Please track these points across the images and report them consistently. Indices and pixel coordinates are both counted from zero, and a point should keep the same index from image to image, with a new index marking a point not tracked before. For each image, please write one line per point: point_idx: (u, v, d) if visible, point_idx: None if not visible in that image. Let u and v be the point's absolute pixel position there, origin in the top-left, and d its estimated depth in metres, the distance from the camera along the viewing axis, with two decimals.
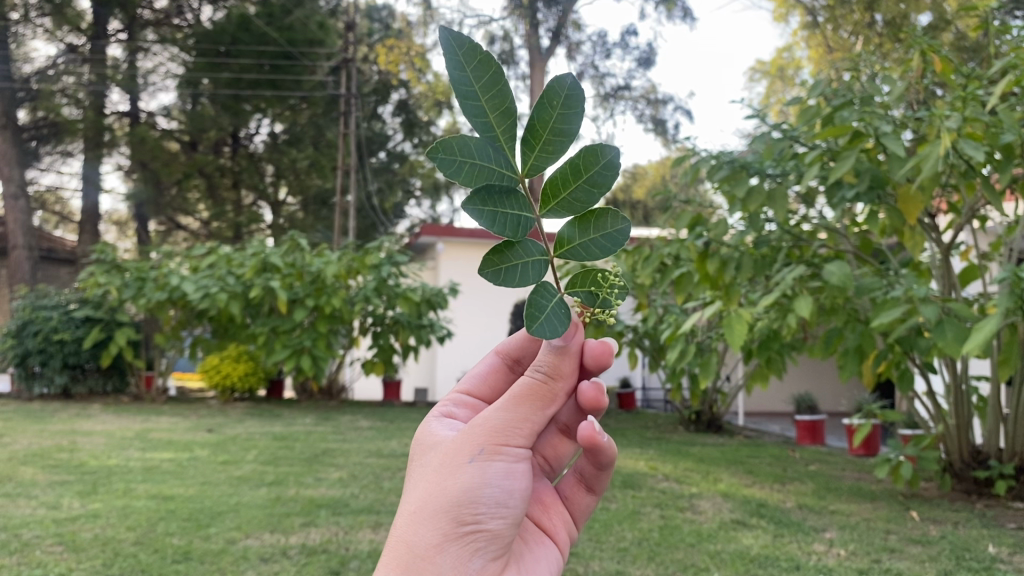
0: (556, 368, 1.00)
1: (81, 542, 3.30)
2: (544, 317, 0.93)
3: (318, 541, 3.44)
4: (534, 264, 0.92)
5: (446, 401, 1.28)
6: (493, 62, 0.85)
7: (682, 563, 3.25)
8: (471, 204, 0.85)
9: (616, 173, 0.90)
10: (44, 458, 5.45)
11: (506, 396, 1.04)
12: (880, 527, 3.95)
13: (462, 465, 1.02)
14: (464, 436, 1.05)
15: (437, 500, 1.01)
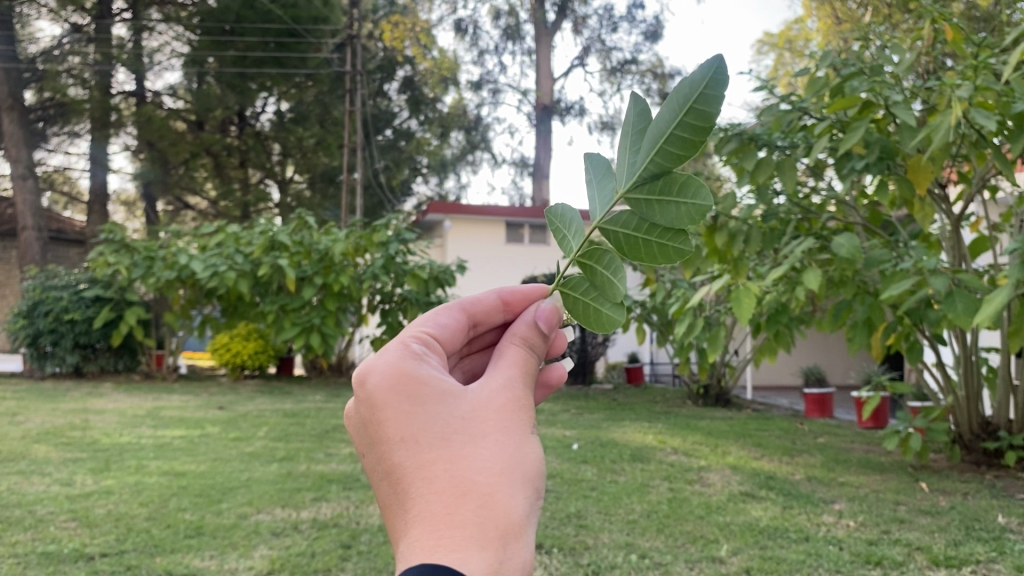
0: (535, 343, 0.91)
1: (95, 517, 3.33)
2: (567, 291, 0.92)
3: (329, 515, 3.47)
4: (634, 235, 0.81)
5: (401, 337, 0.87)
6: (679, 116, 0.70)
7: (691, 534, 3.26)
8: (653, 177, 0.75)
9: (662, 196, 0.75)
10: (58, 435, 5.50)
11: (522, 366, 0.87)
12: (890, 498, 3.95)
13: (531, 432, 0.81)
14: (507, 393, 0.83)
15: (521, 470, 0.78)
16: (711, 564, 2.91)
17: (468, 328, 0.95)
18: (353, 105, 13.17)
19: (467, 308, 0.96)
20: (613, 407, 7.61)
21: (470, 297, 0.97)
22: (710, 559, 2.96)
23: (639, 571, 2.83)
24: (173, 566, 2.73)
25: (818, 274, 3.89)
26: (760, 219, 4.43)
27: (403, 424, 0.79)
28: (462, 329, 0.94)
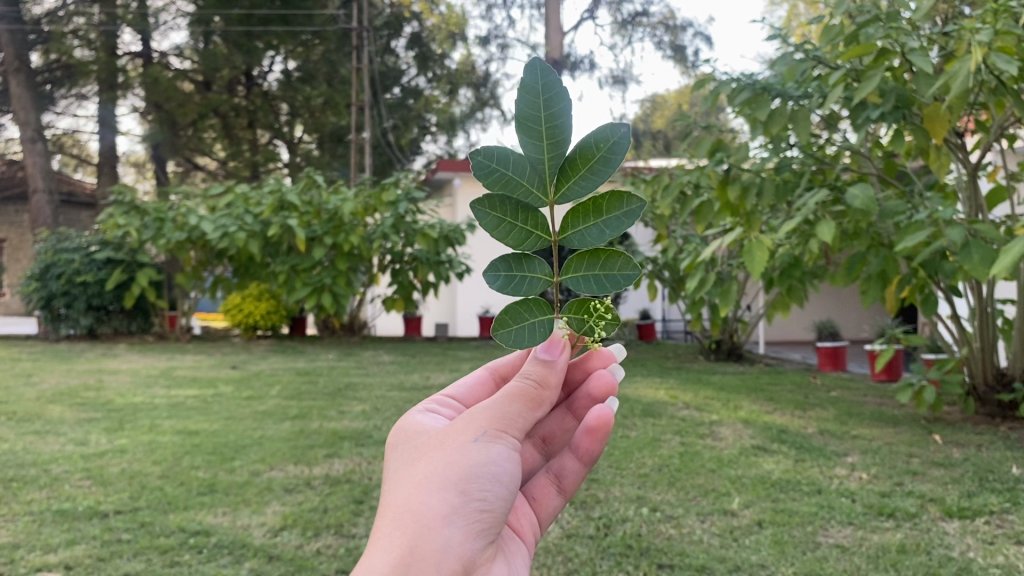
0: (545, 376, 1.17)
1: (109, 476, 3.36)
2: (517, 325, 1.11)
3: (342, 471, 3.48)
4: (594, 231, 1.06)
5: (432, 401, 1.43)
6: (563, 123, 1.01)
7: (703, 488, 3.26)
8: (567, 183, 1.03)
9: (591, 182, 1.03)
10: (72, 396, 5.55)
11: (503, 394, 1.19)
12: (903, 451, 3.94)
13: (467, 443, 1.16)
14: (467, 421, 1.19)
15: (443, 475, 1.14)
16: (723, 516, 2.90)
17: (496, 383, 1.47)
18: (360, 62, 13.00)
19: (493, 367, 1.47)
20: (625, 362, 7.59)
21: (501, 360, 1.47)
22: (722, 511, 2.96)
23: (651, 524, 2.83)
24: (186, 523, 2.74)
25: (833, 226, 3.83)
26: (773, 171, 4.35)
27: (393, 459, 1.24)
28: (487, 384, 1.47)
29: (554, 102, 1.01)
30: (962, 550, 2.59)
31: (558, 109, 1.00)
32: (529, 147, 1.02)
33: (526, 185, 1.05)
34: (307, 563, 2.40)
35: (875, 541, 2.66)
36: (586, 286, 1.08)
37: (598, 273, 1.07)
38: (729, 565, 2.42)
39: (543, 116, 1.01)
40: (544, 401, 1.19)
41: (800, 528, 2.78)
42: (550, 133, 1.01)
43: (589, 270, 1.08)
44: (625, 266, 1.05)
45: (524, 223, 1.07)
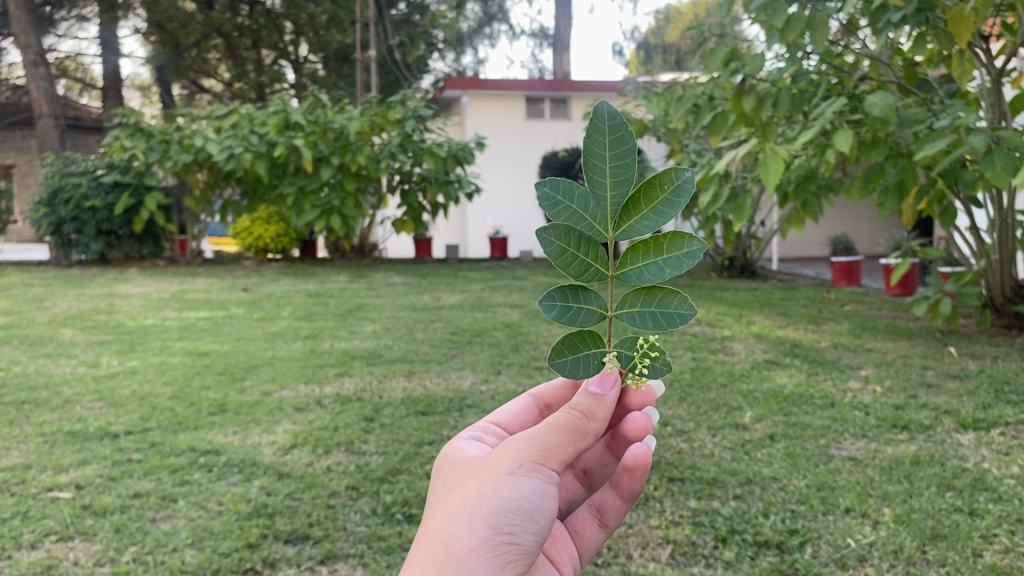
0: (591, 408, 0.93)
1: (120, 397, 3.37)
2: (573, 356, 0.91)
3: (353, 389, 3.48)
4: (654, 268, 0.88)
5: (471, 428, 1.14)
6: (633, 148, 0.86)
7: (714, 402, 3.24)
8: (630, 219, 0.87)
9: (664, 217, 0.85)
10: (84, 319, 5.56)
11: (547, 422, 0.94)
12: (918, 363, 3.89)
13: (499, 475, 0.91)
14: (503, 447, 0.94)
15: (473, 504, 0.90)
16: (734, 430, 2.88)
17: (540, 414, 1.17)
18: None
19: (536, 394, 1.17)
20: None
21: (547, 385, 1.18)
22: (734, 425, 2.93)
23: (662, 439, 2.81)
24: (196, 442, 2.74)
25: (850, 136, 3.70)
26: (789, 82, 4.17)
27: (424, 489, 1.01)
28: (531, 412, 1.17)
29: (623, 136, 0.86)
30: (976, 462, 2.56)
31: (628, 142, 0.85)
32: (593, 176, 0.87)
33: (590, 218, 0.88)
34: (317, 481, 2.40)
35: (889, 453, 2.64)
36: (641, 323, 0.89)
37: (657, 310, 0.88)
38: (741, 478, 2.40)
39: (610, 151, 0.86)
40: (589, 437, 0.93)
41: (813, 441, 2.76)
42: (618, 169, 0.87)
43: (648, 311, 0.89)
44: (684, 306, 0.87)
45: (585, 254, 0.88)
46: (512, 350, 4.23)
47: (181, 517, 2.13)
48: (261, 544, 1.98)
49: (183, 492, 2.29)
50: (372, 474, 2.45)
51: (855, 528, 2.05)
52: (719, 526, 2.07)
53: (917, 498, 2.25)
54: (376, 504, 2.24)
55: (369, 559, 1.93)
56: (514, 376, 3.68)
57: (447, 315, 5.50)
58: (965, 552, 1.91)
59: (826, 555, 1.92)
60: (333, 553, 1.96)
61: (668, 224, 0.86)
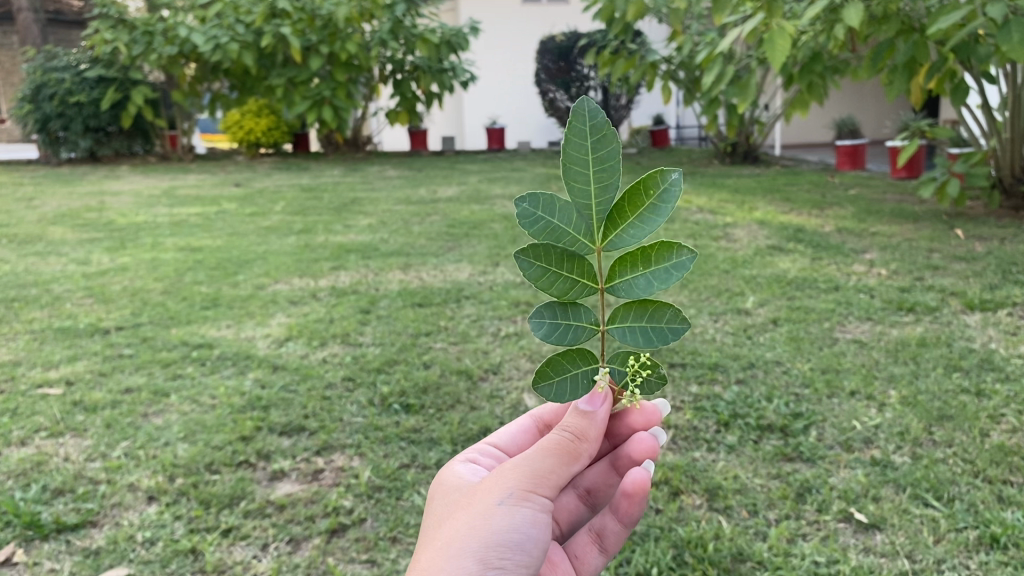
0: (583, 428, 0.88)
1: (111, 293, 3.30)
2: (557, 379, 0.85)
3: (348, 282, 3.41)
4: (643, 280, 0.81)
5: (469, 450, 1.12)
6: (614, 141, 0.78)
7: (716, 288, 3.17)
8: (615, 231, 0.80)
9: (658, 221, 0.79)
10: (74, 218, 5.44)
11: (537, 448, 0.89)
12: (924, 246, 3.81)
13: (489, 507, 0.86)
14: (494, 478, 0.90)
15: (462, 538, 0.84)
16: (737, 315, 2.83)
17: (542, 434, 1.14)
18: None
19: (536, 414, 1.15)
20: (637, 167, 7.38)
21: (547, 406, 1.16)
22: (737, 311, 2.88)
23: None
24: (188, 336, 2.69)
25: (860, 9, 3.49)
26: None
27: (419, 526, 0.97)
28: (531, 433, 1.14)
29: (606, 139, 0.78)
30: (983, 342, 2.51)
31: (609, 145, 0.77)
32: (575, 187, 0.80)
33: (584, 228, 0.81)
34: (312, 372, 2.35)
35: (895, 335, 2.59)
36: (632, 339, 0.83)
37: (655, 327, 0.82)
38: (744, 363, 2.35)
39: (592, 155, 0.78)
40: (583, 461, 0.89)
41: (817, 324, 2.71)
42: (602, 173, 0.79)
43: (645, 328, 0.83)
44: (676, 321, 0.81)
45: (569, 270, 0.81)
46: (511, 242, 4.13)
47: (173, 411, 2.09)
48: (255, 437, 1.94)
49: (176, 387, 2.25)
50: (369, 365, 2.41)
51: (860, 411, 2.01)
52: (721, 410, 2.03)
53: (924, 379, 2.21)
54: (373, 395, 2.20)
55: (365, 449, 1.89)
56: (512, 267, 3.60)
57: (444, 208, 5.38)
58: (972, 432, 1.87)
59: (831, 439, 1.88)
60: (329, 444, 1.92)
61: (652, 233, 0.79)
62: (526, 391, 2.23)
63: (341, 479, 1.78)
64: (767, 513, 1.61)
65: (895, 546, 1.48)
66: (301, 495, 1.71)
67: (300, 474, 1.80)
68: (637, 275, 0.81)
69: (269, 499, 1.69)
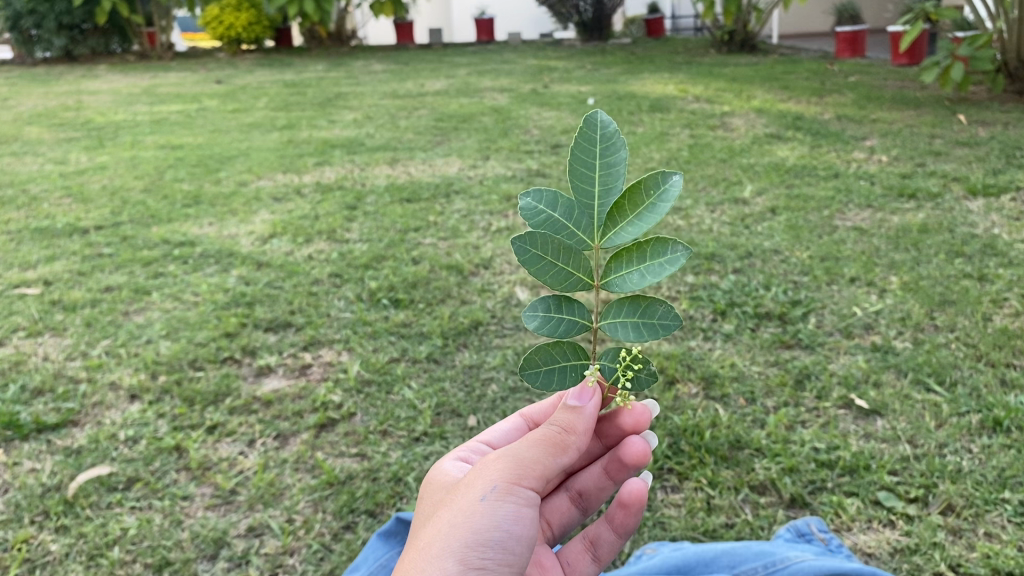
0: (572, 421, 0.80)
1: (90, 193, 3.20)
2: (546, 367, 0.79)
3: (334, 178, 3.31)
4: (637, 275, 0.77)
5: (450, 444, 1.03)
6: (621, 151, 0.77)
7: (713, 178, 3.07)
8: (611, 231, 0.77)
9: (656, 219, 0.76)
10: (51, 117, 5.27)
11: (524, 439, 0.81)
12: (925, 133, 3.70)
13: (469, 503, 0.78)
14: (478, 470, 0.82)
15: (441, 537, 0.77)
16: (734, 205, 2.74)
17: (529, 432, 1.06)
18: None
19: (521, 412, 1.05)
20: (631, 58, 7.15)
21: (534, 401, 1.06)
22: (734, 201, 2.79)
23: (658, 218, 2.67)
24: (170, 234, 2.61)
25: None
26: None
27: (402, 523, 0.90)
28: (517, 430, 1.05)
29: (615, 145, 0.77)
30: (987, 228, 2.44)
31: (618, 149, 0.76)
32: (577, 188, 0.78)
33: (581, 226, 0.78)
34: (298, 269, 2.28)
35: (896, 222, 2.52)
36: (624, 333, 0.77)
37: (649, 322, 0.76)
38: (741, 253, 2.29)
39: (600, 159, 0.77)
40: (572, 454, 0.81)
41: (816, 213, 2.63)
42: (607, 176, 0.77)
43: (640, 324, 0.77)
44: (670, 315, 0.75)
45: (566, 262, 0.77)
46: (501, 135, 4.01)
47: (155, 309, 2.03)
48: (240, 333, 1.89)
49: (157, 284, 2.18)
50: (356, 261, 2.33)
51: (861, 298, 1.96)
52: (718, 300, 1.98)
53: (925, 265, 2.15)
54: (361, 291, 2.13)
55: (353, 344, 1.84)
56: (503, 161, 3.49)
57: (432, 101, 5.22)
58: (974, 317, 1.83)
59: (831, 325, 1.84)
60: (317, 340, 1.87)
61: (648, 231, 0.76)
62: (519, 285, 2.16)
63: (329, 374, 1.73)
64: (765, 401, 1.58)
65: (897, 431, 1.45)
66: (287, 390, 1.67)
67: (287, 369, 1.75)
68: (631, 273, 0.77)
69: (255, 396, 1.65)
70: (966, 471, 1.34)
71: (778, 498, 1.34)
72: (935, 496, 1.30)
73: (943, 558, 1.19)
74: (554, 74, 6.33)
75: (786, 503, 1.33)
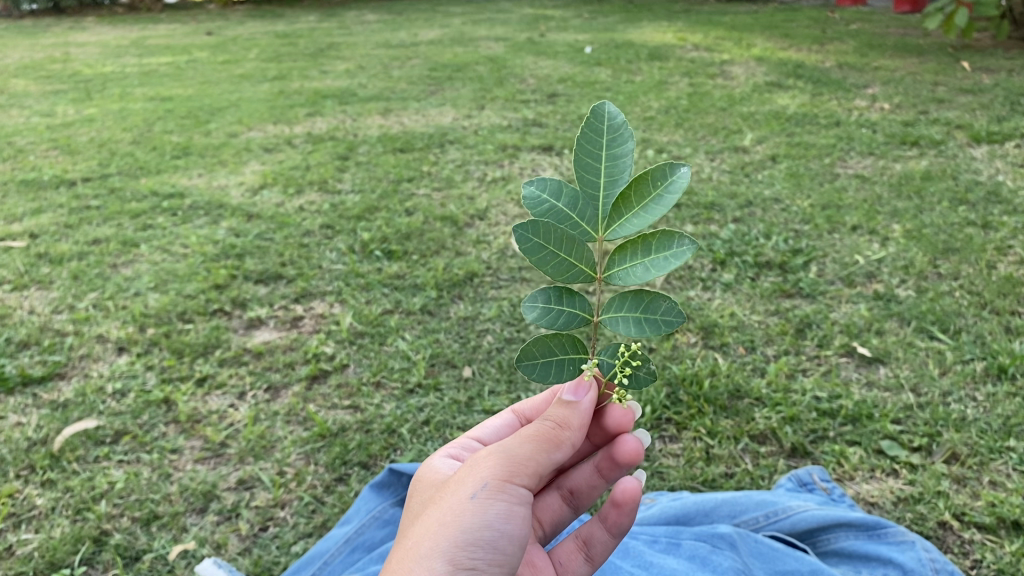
0: (564, 417, 0.77)
1: (77, 145, 3.13)
2: (544, 358, 0.76)
3: (325, 129, 3.24)
4: (639, 269, 0.73)
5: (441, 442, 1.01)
6: (628, 143, 0.74)
7: (713, 127, 3.01)
8: (615, 224, 0.75)
9: (661, 210, 0.72)
10: (37, 70, 5.16)
11: (515, 436, 0.79)
12: (928, 81, 3.63)
13: (459, 502, 0.76)
14: (468, 466, 0.80)
15: (430, 534, 0.75)
16: (734, 154, 2.69)
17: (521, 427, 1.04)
18: None
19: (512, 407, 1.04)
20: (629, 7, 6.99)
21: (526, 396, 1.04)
22: (734, 150, 2.74)
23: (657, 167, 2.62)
24: (159, 186, 2.56)
25: None
26: None
27: None
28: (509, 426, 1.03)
29: (623, 136, 0.75)
30: (991, 176, 2.40)
31: (625, 140, 0.74)
32: (582, 179, 0.76)
33: (585, 218, 0.75)
34: (289, 220, 2.23)
35: (898, 170, 2.47)
36: (623, 328, 0.74)
37: (649, 317, 0.73)
38: (741, 201, 2.24)
39: (606, 150, 0.75)
40: (566, 450, 0.78)
41: (817, 161, 2.58)
42: (613, 168, 0.75)
43: (641, 319, 0.73)
44: (672, 310, 0.71)
45: (569, 252, 0.74)
46: (496, 85, 3.92)
47: (143, 262, 1.99)
48: (230, 285, 1.86)
49: (145, 237, 2.14)
50: (348, 213, 2.29)
51: (862, 246, 1.92)
52: (718, 249, 1.94)
53: (928, 213, 2.11)
54: (353, 242, 2.09)
55: (346, 296, 1.81)
56: (498, 111, 3.42)
57: (426, 51, 5.10)
58: (978, 265, 1.79)
59: (832, 274, 1.80)
60: (308, 291, 1.83)
61: (652, 224, 0.73)
62: (515, 236, 2.12)
63: (321, 326, 1.70)
64: (765, 349, 1.55)
65: (899, 379, 1.43)
66: (279, 341, 1.64)
67: (278, 321, 1.72)
68: (633, 266, 0.74)
69: (246, 348, 1.62)
70: (971, 420, 1.32)
71: (779, 448, 1.32)
72: (939, 444, 1.28)
73: (948, 507, 1.17)
74: (550, 23, 6.18)
75: (787, 453, 1.31)
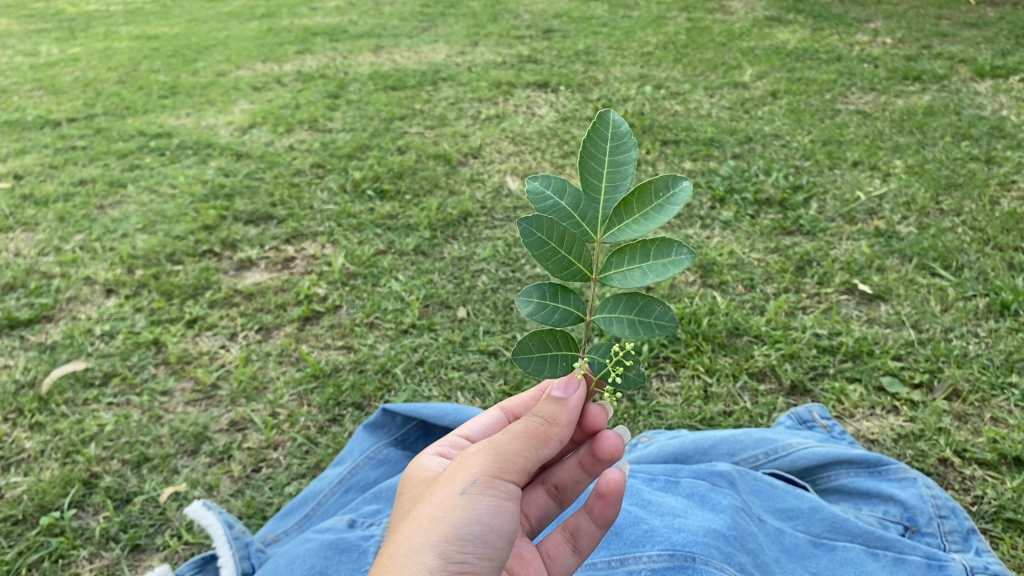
0: (554, 413, 0.69)
1: (61, 85, 3.06)
2: (539, 353, 0.67)
3: (316, 67, 3.16)
4: (638, 272, 0.64)
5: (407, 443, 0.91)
6: (632, 151, 0.65)
7: (711, 63, 2.94)
8: (613, 231, 0.64)
9: (662, 219, 0.62)
10: (19, 9, 5.01)
11: (504, 431, 0.70)
12: (931, 14, 3.55)
13: (447, 497, 0.66)
14: (453, 464, 0.70)
15: (418, 529, 0.65)
16: (734, 90, 2.63)
17: None
18: None
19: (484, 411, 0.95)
20: None
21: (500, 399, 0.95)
22: (733, 86, 2.68)
23: (655, 103, 2.56)
24: (146, 126, 2.51)
25: None
26: None
27: None
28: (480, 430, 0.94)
29: (627, 144, 0.65)
30: (994, 110, 2.35)
31: (630, 148, 0.65)
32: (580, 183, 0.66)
33: (583, 220, 0.65)
34: (278, 159, 2.19)
35: (900, 105, 2.42)
36: (617, 330, 0.65)
37: (647, 324, 0.63)
38: (740, 138, 2.20)
39: (608, 156, 0.65)
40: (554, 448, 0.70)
41: (818, 97, 2.52)
42: (614, 173, 0.65)
43: (638, 326, 0.64)
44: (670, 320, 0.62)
45: (569, 250, 0.64)
46: (490, 21, 3.83)
47: (131, 203, 1.95)
48: (220, 226, 1.82)
49: (133, 177, 2.10)
50: (339, 152, 2.24)
51: (864, 182, 1.89)
52: (717, 186, 1.90)
53: (931, 148, 2.07)
54: (345, 182, 2.05)
55: (338, 237, 1.77)
56: (492, 47, 3.34)
57: None
58: (981, 201, 1.76)
59: (833, 211, 1.77)
60: (299, 232, 1.80)
61: (652, 232, 0.63)
62: (509, 175, 2.08)
63: (312, 267, 1.67)
64: (765, 287, 1.53)
65: (901, 316, 1.41)
66: (270, 283, 1.60)
67: (269, 263, 1.69)
68: (631, 273, 0.64)
69: (236, 289, 1.59)
70: (972, 355, 1.30)
71: (778, 385, 1.31)
72: (940, 380, 1.27)
73: (948, 444, 1.16)
74: None
75: (786, 390, 1.30)
